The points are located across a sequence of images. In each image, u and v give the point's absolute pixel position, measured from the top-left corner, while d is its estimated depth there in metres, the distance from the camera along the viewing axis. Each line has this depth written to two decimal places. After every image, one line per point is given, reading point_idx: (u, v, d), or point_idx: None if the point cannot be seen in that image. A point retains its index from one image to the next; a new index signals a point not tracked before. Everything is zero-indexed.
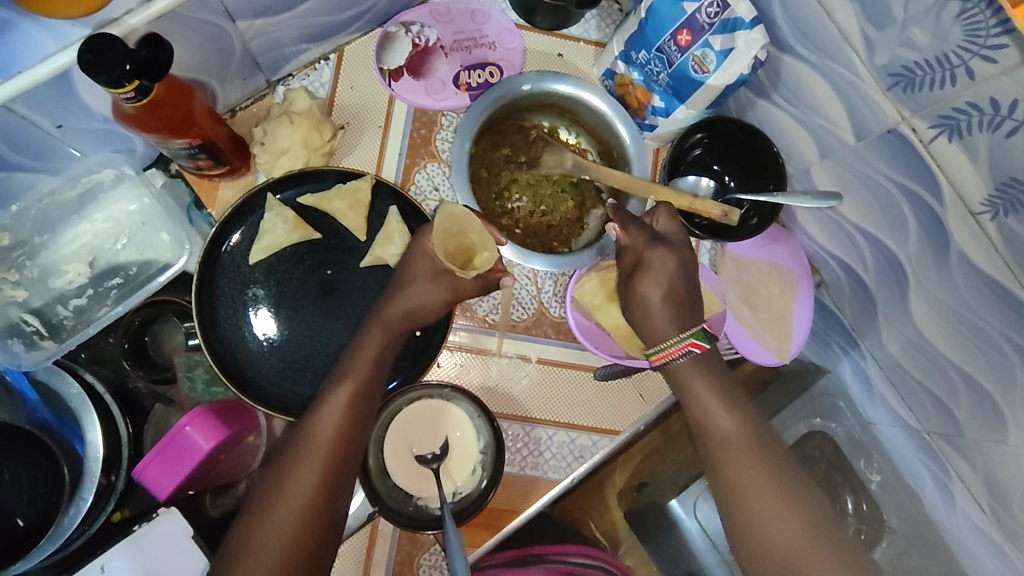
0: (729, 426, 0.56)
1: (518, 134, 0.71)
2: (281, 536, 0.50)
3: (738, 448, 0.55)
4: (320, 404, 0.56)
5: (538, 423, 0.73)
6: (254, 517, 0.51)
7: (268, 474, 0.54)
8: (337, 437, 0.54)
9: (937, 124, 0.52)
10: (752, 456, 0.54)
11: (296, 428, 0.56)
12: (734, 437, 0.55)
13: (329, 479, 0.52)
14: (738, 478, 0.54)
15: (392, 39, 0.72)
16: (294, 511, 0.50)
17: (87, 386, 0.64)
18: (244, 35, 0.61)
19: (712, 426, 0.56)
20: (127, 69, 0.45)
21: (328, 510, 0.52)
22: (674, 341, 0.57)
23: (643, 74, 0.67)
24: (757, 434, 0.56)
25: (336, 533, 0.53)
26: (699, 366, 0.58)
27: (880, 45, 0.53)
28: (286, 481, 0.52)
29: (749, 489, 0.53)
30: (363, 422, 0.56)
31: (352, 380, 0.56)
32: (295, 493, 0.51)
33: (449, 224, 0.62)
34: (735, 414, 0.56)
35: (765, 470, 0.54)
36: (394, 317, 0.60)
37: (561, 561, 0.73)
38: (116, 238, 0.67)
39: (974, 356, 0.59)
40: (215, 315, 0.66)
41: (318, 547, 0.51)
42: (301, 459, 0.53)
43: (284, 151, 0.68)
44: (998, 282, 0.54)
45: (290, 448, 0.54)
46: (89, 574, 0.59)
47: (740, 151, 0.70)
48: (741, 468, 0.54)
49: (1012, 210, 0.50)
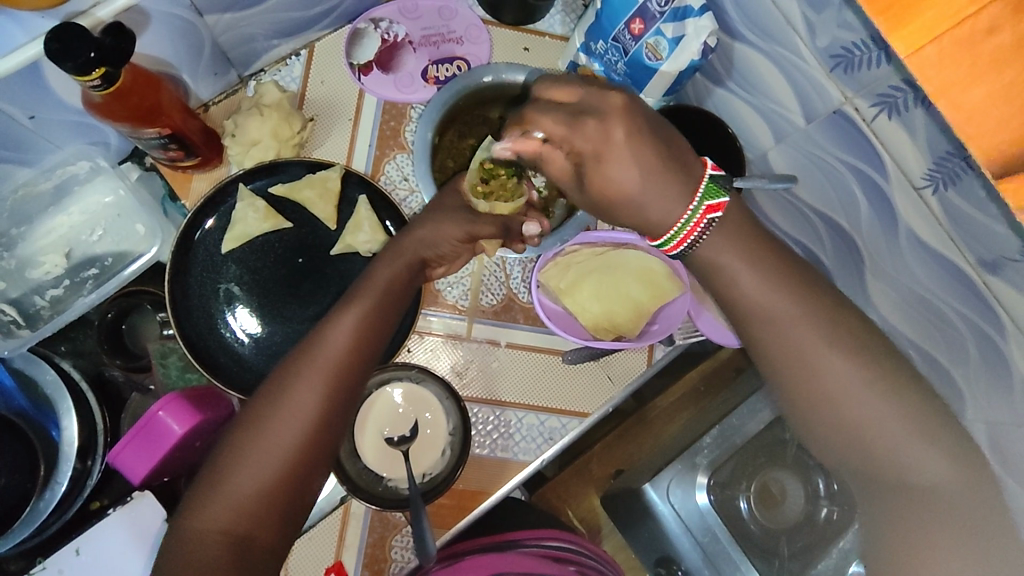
0: (856, 377, 0.47)
1: (484, 125, 0.73)
2: (265, 466, 0.49)
3: (867, 396, 0.47)
4: (321, 332, 0.54)
5: (508, 406, 0.74)
6: (213, 482, 0.49)
7: (255, 399, 0.52)
8: (336, 373, 0.53)
9: (877, 103, 0.54)
10: (886, 406, 0.46)
11: (290, 356, 0.54)
12: (863, 388, 0.47)
13: (321, 419, 0.51)
14: (864, 430, 0.47)
15: (362, 35, 0.75)
16: (280, 445, 0.50)
17: (63, 372, 0.65)
18: (213, 29, 0.63)
19: (820, 379, 0.48)
20: (92, 56, 0.47)
21: (316, 451, 0.51)
22: (683, 223, 0.49)
23: (603, 64, 0.70)
24: (886, 368, 0.48)
25: (323, 471, 0.52)
26: (786, 299, 0.49)
27: (820, 27, 0.55)
28: (274, 412, 0.51)
29: (878, 440, 0.46)
30: (363, 359, 0.54)
31: (347, 310, 0.55)
32: (283, 426, 0.50)
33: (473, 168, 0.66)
34: (856, 358, 0.48)
35: (902, 415, 0.46)
36: (407, 245, 0.60)
37: (537, 546, 0.68)
38: (92, 229, 0.69)
39: (930, 333, 0.61)
40: (188, 303, 0.68)
41: (300, 486, 0.51)
42: (277, 415, 0.51)
43: (255, 142, 0.70)
44: (946, 256, 0.55)
45: (279, 379, 0.52)
46: (63, 557, 0.61)
47: (705, 136, 0.70)
48: (877, 421, 0.46)
49: (951, 182, 0.52)
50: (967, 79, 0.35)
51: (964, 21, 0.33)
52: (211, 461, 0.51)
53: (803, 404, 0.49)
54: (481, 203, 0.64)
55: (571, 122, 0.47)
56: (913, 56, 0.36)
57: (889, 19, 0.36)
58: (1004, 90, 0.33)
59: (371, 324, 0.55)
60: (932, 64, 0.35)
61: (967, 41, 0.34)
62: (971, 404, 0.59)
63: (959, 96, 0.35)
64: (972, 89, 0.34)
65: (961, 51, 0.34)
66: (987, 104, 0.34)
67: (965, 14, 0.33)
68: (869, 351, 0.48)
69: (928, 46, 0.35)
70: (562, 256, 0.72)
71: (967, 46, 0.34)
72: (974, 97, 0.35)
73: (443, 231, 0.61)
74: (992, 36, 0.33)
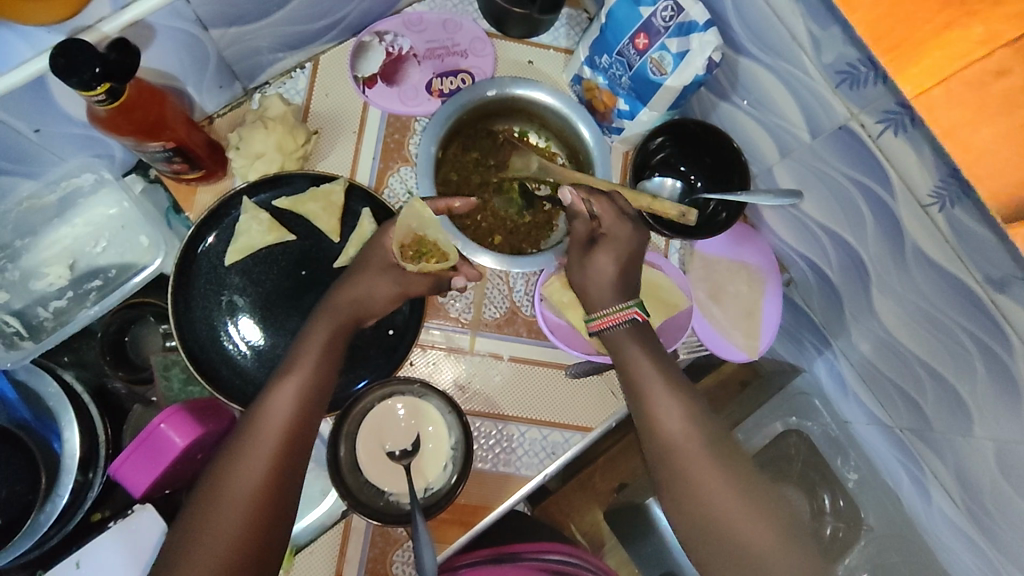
0: (712, 467, 0.53)
1: (487, 138, 0.73)
2: (225, 532, 0.49)
3: (726, 490, 0.52)
4: (263, 408, 0.55)
5: (511, 420, 0.73)
6: (177, 556, 0.48)
7: (201, 485, 0.52)
8: (282, 444, 0.53)
9: (883, 119, 0.53)
10: (717, 472, 0.53)
11: (240, 424, 0.55)
12: (722, 480, 0.53)
13: (272, 490, 0.51)
14: (688, 465, 0.53)
15: (367, 48, 0.75)
16: (233, 523, 0.49)
17: (65, 384, 0.65)
18: (218, 43, 0.63)
19: (663, 429, 0.55)
20: (97, 72, 0.47)
21: (271, 524, 0.51)
22: (619, 308, 0.60)
23: (608, 78, 0.70)
24: (721, 444, 0.55)
25: (280, 546, 0.52)
26: (658, 366, 0.58)
27: (826, 43, 0.54)
28: (229, 479, 0.51)
29: (709, 493, 0.52)
30: (312, 415, 0.56)
31: (288, 377, 0.57)
32: (240, 491, 0.50)
33: (404, 220, 0.64)
34: (697, 426, 0.55)
35: (753, 508, 0.52)
36: (341, 305, 0.61)
37: (536, 559, 0.69)
38: (96, 241, 0.69)
39: (937, 349, 0.60)
40: (190, 315, 0.68)
41: (267, 547, 0.50)
42: (232, 482, 0.51)
43: (259, 155, 0.69)
44: (954, 274, 0.54)
45: (223, 458, 0.53)
46: (64, 571, 0.61)
47: (705, 149, 0.71)
48: (698, 461, 0.53)
49: (957, 201, 0.50)
50: (976, 119, 0.37)
51: (974, 62, 0.36)
52: (171, 536, 0.51)
53: (662, 466, 0.55)
54: (411, 262, 0.64)
55: (623, 218, 0.61)
56: (921, 97, 0.38)
57: (894, 59, 0.38)
58: (1013, 131, 0.36)
59: (317, 386, 0.57)
60: (940, 104, 0.38)
61: (979, 81, 0.36)
62: (979, 422, 0.58)
63: (967, 135, 0.38)
64: (980, 128, 0.37)
65: (971, 92, 0.37)
66: (994, 145, 0.37)
67: (976, 55, 0.36)
68: (701, 417, 0.56)
69: (935, 86, 0.38)
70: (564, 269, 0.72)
71: (979, 86, 0.37)
72: (982, 136, 0.37)
73: (377, 291, 0.62)
74: (1001, 77, 0.36)
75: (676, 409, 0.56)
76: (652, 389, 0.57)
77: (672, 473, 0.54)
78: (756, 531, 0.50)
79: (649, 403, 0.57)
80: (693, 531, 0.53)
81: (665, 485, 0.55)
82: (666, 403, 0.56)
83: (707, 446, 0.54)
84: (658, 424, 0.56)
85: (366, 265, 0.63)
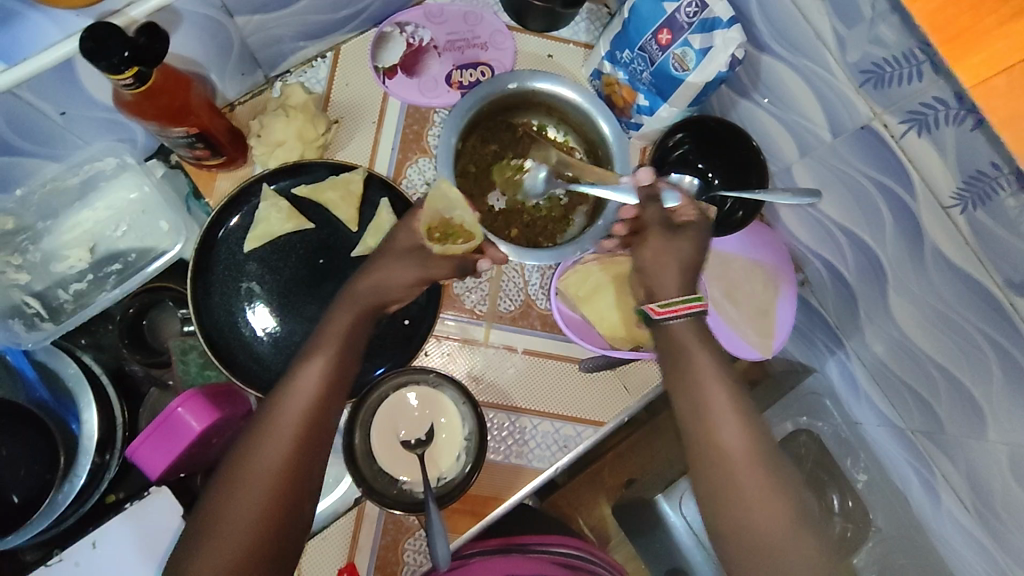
0: (745, 455, 0.51)
1: (507, 130, 0.73)
2: (240, 519, 0.49)
3: (756, 479, 0.51)
4: (275, 403, 0.55)
5: (524, 412, 0.74)
6: (196, 540, 0.49)
7: (221, 469, 0.53)
8: (299, 431, 0.53)
9: (907, 119, 0.53)
10: (748, 459, 0.51)
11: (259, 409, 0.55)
12: (754, 469, 0.51)
13: (284, 484, 0.51)
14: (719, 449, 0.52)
15: (387, 39, 0.75)
16: (248, 510, 0.50)
17: (84, 366, 0.66)
18: (242, 30, 0.64)
19: (699, 410, 0.54)
20: (126, 55, 0.48)
21: (285, 517, 0.51)
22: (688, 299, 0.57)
23: (628, 73, 0.70)
24: (762, 428, 0.53)
25: (295, 536, 0.52)
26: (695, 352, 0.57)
27: (851, 43, 0.54)
28: (247, 465, 0.51)
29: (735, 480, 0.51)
30: (330, 401, 0.56)
31: (307, 362, 0.57)
32: (257, 478, 0.51)
33: (432, 203, 0.65)
34: (736, 409, 0.53)
35: (779, 498, 0.50)
36: (359, 292, 0.61)
37: (544, 551, 0.73)
38: (116, 225, 0.69)
39: (953, 352, 0.60)
40: (209, 301, 0.68)
41: (282, 534, 0.51)
42: (249, 469, 0.51)
43: (279, 143, 0.70)
44: (974, 276, 0.54)
45: (241, 444, 0.53)
46: (79, 551, 0.61)
47: (723, 147, 0.71)
48: (730, 447, 0.52)
49: (980, 203, 0.50)
50: None
51: None
52: (190, 520, 0.51)
53: (695, 444, 0.53)
54: (436, 244, 0.63)
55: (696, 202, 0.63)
56: (979, 87, 0.38)
57: (952, 49, 0.38)
58: None
59: (335, 371, 0.57)
60: (999, 94, 0.37)
61: None
62: (993, 426, 0.58)
63: None
64: None
65: None
66: None
67: None
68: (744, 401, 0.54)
69: (996, 77, 0.37)
70: (581, 263, 0.72)
71: None
72: None
73: (391, 277, 0.62)
74: None
75: (719, 390, 0.54)
76: (689, 371, 0.55)
77: (704, 454, 0.53)
78: (778, 523, 0.49)
79: (691, 380, 0.55)
80: (712, 514, 0.52)
81: (694, 464, 0.54)
82: (707, 382, 0.54)
83: (745, 430, 0.52)
84: (697, 403, 0.54)
85: (386, 251, 0.63)
